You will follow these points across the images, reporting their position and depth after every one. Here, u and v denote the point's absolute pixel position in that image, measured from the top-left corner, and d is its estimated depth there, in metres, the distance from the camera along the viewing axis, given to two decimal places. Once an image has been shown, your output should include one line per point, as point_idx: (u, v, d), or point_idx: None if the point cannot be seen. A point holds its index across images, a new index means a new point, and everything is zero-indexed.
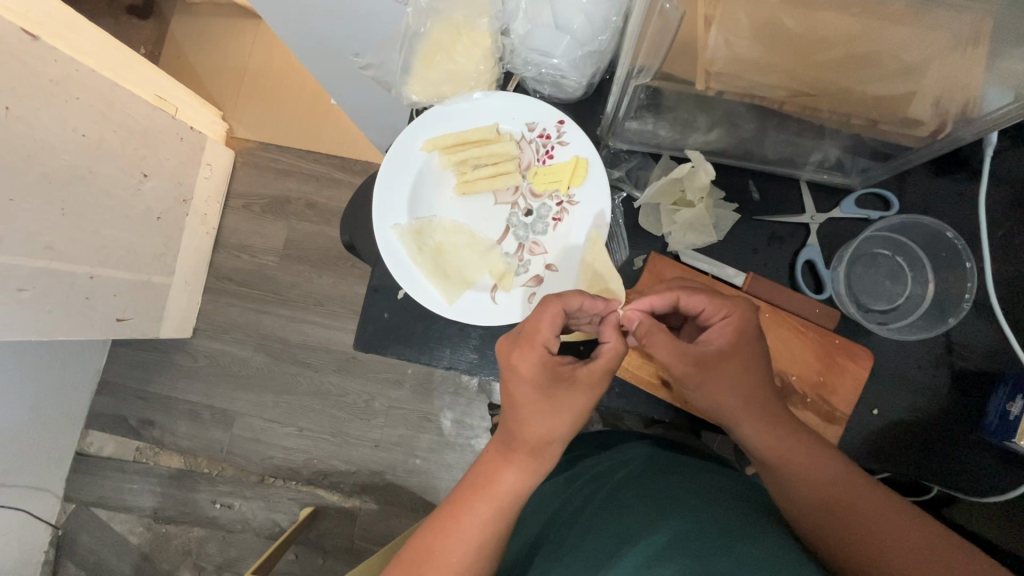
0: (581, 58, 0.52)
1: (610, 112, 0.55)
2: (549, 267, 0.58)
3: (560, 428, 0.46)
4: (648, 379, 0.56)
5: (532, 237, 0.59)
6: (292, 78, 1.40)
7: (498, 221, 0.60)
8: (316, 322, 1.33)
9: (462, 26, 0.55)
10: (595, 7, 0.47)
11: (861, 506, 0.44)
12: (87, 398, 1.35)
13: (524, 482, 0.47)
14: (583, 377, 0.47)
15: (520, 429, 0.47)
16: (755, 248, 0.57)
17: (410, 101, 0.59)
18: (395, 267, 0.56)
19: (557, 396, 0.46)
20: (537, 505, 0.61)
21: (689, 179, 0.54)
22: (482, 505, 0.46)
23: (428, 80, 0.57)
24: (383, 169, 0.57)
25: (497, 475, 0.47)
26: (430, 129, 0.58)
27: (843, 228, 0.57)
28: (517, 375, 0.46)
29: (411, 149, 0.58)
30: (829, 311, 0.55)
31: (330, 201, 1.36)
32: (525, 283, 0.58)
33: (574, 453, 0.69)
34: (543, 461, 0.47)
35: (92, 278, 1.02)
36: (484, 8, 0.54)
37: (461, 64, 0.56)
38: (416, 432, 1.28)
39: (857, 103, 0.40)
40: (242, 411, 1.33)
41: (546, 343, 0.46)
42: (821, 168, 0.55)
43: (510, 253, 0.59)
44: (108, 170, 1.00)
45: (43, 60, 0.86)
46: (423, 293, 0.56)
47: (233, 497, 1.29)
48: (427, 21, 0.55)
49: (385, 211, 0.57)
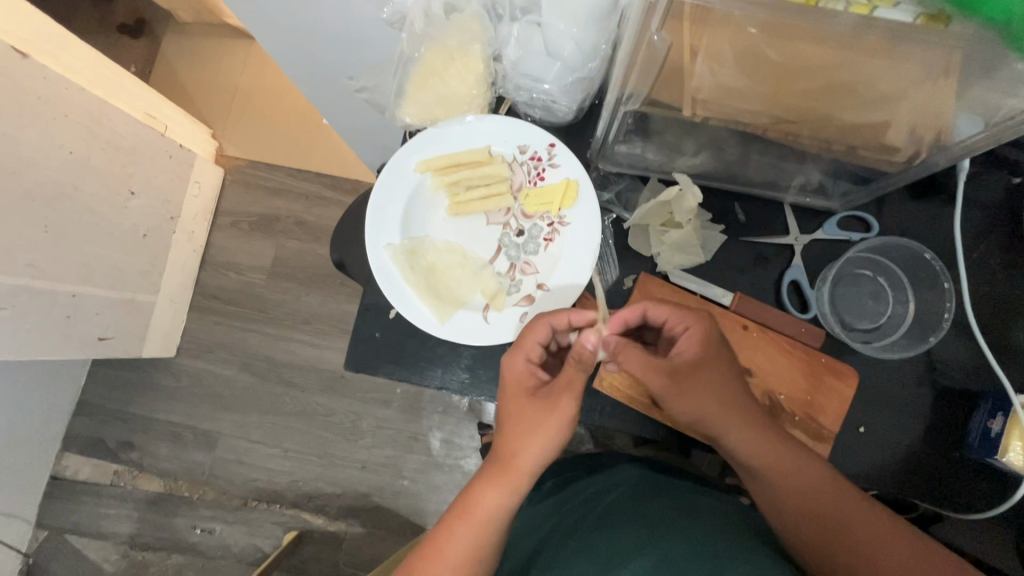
0: (571, 84, 0.52)
1: (600, 136, 0.56)
2: (541, 287, 0.58)
3: (531, 444, 0.47)
4: (640, 400, 0.56)
5: (524, 257, 0.59)
6: (285, 98, 1.41)
7: (490, 241, 0.60)
8: (302, 340, 1.32)
9: (455, 51, 0.55)
10: (585, 35, 0.46)
11: (843, 513, 0.45)
12: (65, 420, 1.31)
13: (497, 503, 0.46)
14: (561, 385, 0.48)
15: (498, 440, 0.49)
16: (743, 268, 0.58)
17: (403, 123, 0.60)
18: (389, 289, 0.56)
19: (527, 407, 0.48)
20: (526, 527, 0.60)
21: (677, 202, 0.56)
22: (459, 528, 0.46)
23: (421, 104, 0.58)
24: (377, 188, 0.58)
25: (479, 495, 0.47)
26: (423, 150, 0.58)
27: (829, 249, 0.58)
28: (504, 384, 0.51)
29: (405, 169, 0.58)
30: (814, 330, 0.56)
31: (320, 219, 1.36)
32: (517, 303, 0.57)
33: (565, 476, 0.68)
34: (518, 481, 0.47)
35: (74, 296, 1.01)
36: (477, 34, 0.54)
37: (453, 88, 0.57)
38: (404, 453, 1.26)
39: (836, 129, 0.41)
40: (225, 432, 1.30)
41: (529, 351, 0.51)
42: (805, 191, 0.57)
43: (502, 273, 0.59)
44: (94, 188, 0.99)
45: (32, 78, 0.86)
46: (415, 311, 0.56)
47: (214, 521, 1.26)
48: (421, 47, 0.55)
49: (379, 230, 0.57)
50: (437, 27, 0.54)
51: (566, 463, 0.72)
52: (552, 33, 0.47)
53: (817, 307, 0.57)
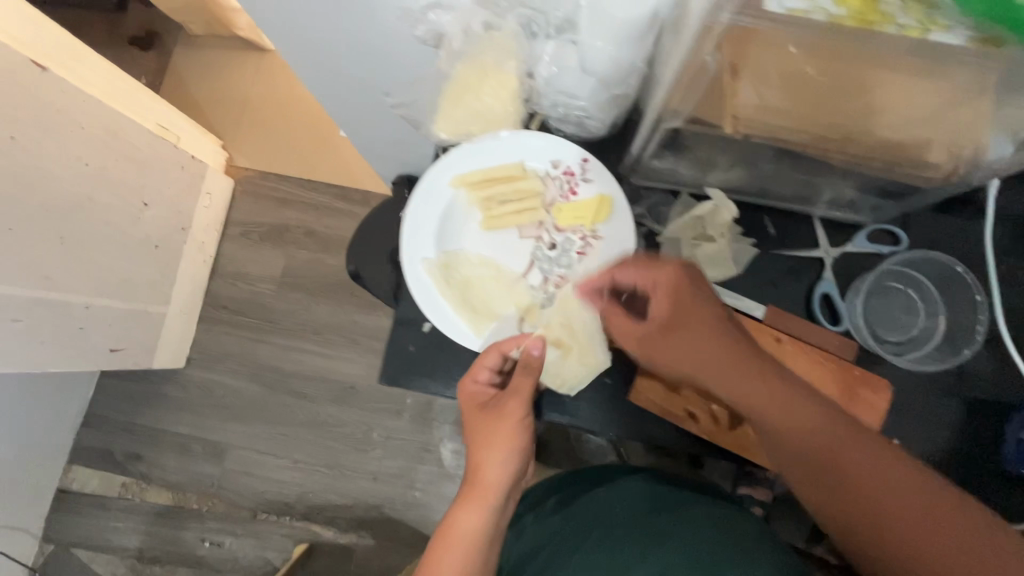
0: (606, 98, 0.52)
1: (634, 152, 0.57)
2: (577, 300, 0.59)
3: (492, 458, 0.53)
4: (678, 414, 0.56)
5: (557, 270, 0.60)
6: (295, 109, 1.42)
7: (523, 255, 0.61)
8: (312, 351, 1.31)
9: (490, 67, 0.54)
10: (623, 51, 0.44)
11: (847, 463, 0.45)
12: (72, 432, 1.30)
13: (473, 519, 0.51)
14: (507, 403, 0.54)
15: (467, 462, 0.54)
16: (774, 281, 0.59)
17: (437, 138, 0.60)
18: (426, 304, 0.57)
19: (483, 424, 0.54)
20: (533, 548, 0.62)
21: (710, 216, 0.57)
22: (444, 549, 0.50)
23: (455, 118, 0.58)
24: (412, 203, 0.58)
25: (454, 519, 0.51)
26: (457, 166, 0.59)
27: (858, 263, 0.58)
28: (463, 408, 0.56)
29: (440, 185, 0.59)
30: (849, 342, 0.56)
31: (331, 229, 1.36)
32: (554, 317, 0.59)
33: (569, 491, 0.69)
34: (489, 496, 0.52)
35: (87, 307, 1.01)
36: (512, 52, 0.53)
37: (487, 103, 0.57)
38: (415, 463, 1.25)
39: (872, 150, 0.40)
40: (234, 443, 1.29)
41: (479, 375, 0.55)
42: (835, 206, 0.57)
43: (536, 286, 0.60)
44: (108, 199, 0.99)
45: (50, 91, 0.86)
46: (453, 326, 0.57)
47: (223, 534, 1.25)
48: (457, 63, 0.53)
49: (415, 245, 0.58)
50: (473, 44, 0.52)
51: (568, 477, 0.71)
52: (589, 51, 0.45)
53: (851, 321, 0.57)
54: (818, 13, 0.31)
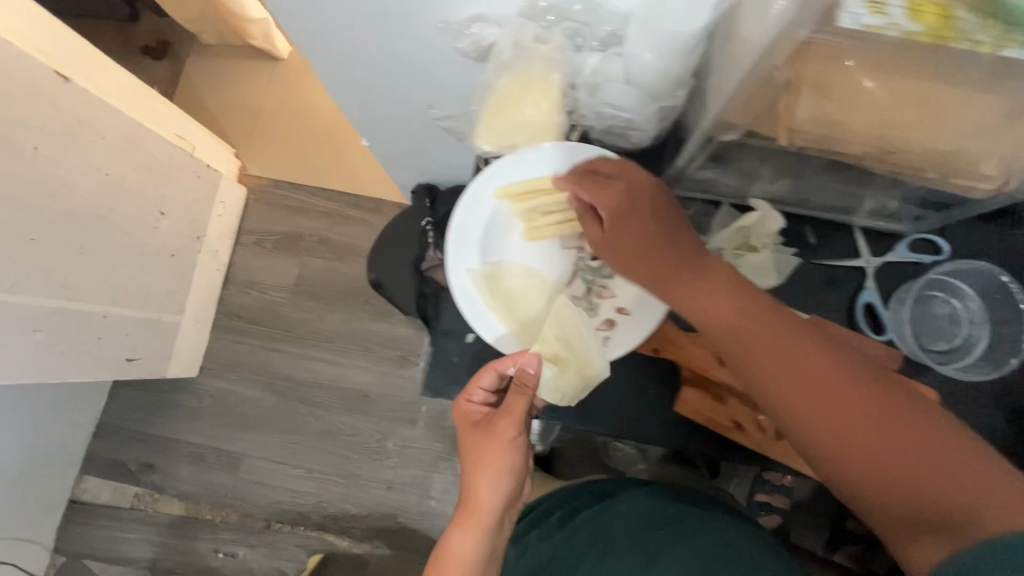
0: (653, 109, 0.52)
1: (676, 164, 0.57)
2: (621, 311, 0.59)
3: (484, 481, 0.55)
4: (724, 424, 0.61)
5: (600, 280, 0.60)
6: (309, 118, 1.43)
7: (565, 265, 0.61)
8: (326, 359, 1.31)
9: (534, 80, 0.53)
10: (671, 63, 0.44)
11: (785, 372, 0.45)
12: (84, 441, 1.30)
13: (466, 540, 0.54)
14: (497, 424, 0.55)
15: (462, 483, 0.57)
16: (813, 291, 0.59)
17: (481, 151, 0.59)
18: (470, 314, 0.58)
19: (475, 446, 0.56)
20: (540, 563, 0.64)
21: (756, 226, 0.57)
22: (440, 567, 0.54)
23: (498, 131, 0.57)
24: (457, 214, 0.59)
25: (450, 540, 0.55)
26: (501, 177, 0.59)
27: (900, 271, 0.59)
28: (460, 428, 0.59)
29: (483, 196, 0.59)
30: (892, 351, 0.55)
31: (344, 237, 1.36)
32: (597, 327, 0.58)
33: (573, 507, 0.71)
34: (482, 518, 0.55)
35: (105, 317, 1.01)
36: (556, 65, 0.53)
37: (530, 115, 0.55)
38: (430, 472, 1.24)
39: (926, 159, 0.41)
40: (248, 453, 1.28)
41: (473, 395, 0.59)
42: (875, 215, 0.58)
43: (579, 297, 0.60)
44: (126, 209, 0.99)
45: (74, 101, 0.86)
46: (498, 336, 0.58)
47: (236, 545, 1.24)
48: (500, 76, 0.54)
49: (460, 256, 0.59)
50: (516, 57, 0.52)
51: (568, 493, 0.74)
52: (634, 62, 0.46)
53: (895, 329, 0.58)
54: (892, 30, 0.29)
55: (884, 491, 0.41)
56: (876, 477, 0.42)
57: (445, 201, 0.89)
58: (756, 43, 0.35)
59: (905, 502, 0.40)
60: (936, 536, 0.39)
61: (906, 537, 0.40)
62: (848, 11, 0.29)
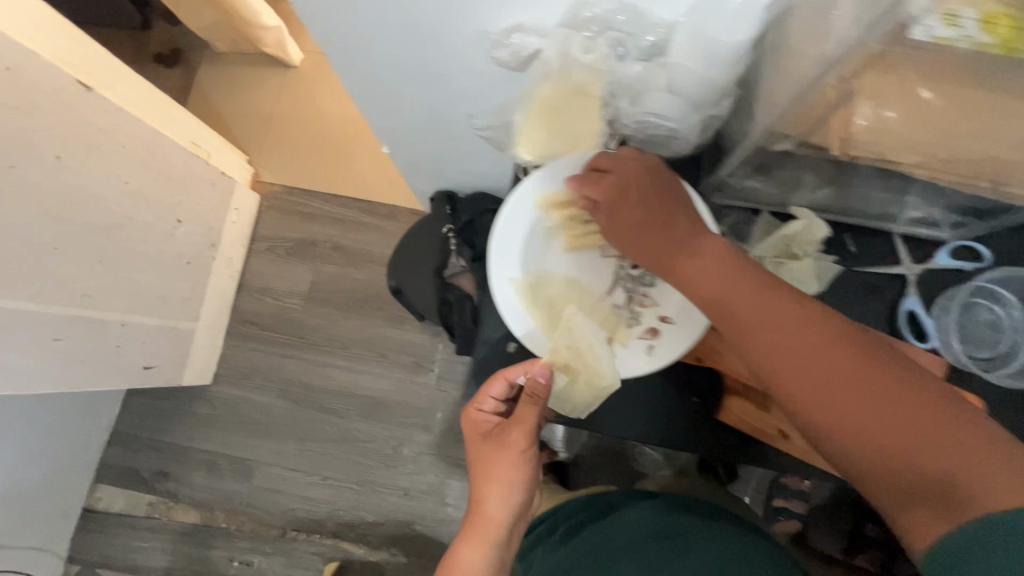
0: (696, 116, 0.53)
1: (720, 174, 0.59)
2: (665, 320, 0.58)
3: (494, 491, 0.55)
4: (770, 431, 0.61)
5: (640, 290, 0.60)
6: (322, 125, 1.43)
7: (606, 274, 0.61)
8: (341, 366, 1.31)
9: (576, 89, 0.54)
10: (715, 70, 0.47)
11: (770, 337, 0.44)
12: (98, 450, 1.29)
13: (475, 553, 0.54)
14: (509, 436, 0.56)
15: (472, 494, 0.57)
16: (854, 300, 0.59)
17: (520, 161, 0.60)
18: (512, 321, 0.59)
19: (485, 455, 0.56)
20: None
21: (801, 234, 0.57)
22: None
23: (538, 140, 0.57)
24: (499, 224, 0.59)
25: (460, 553, 0.54)
26: (544, 187, 0.59)
27: (942, 278, 0.58)
28: (469, 438, 0.59)
29: (526, 205, 0.59)
30: (940, 359, 0.53)
31: (358, 243, 1.36)
32: (641, 336, 0.58)
33: (578, 521, 0.71)
34: (492, 530, 0.55)
35: (123, 326, 1.00)
36: (598, 75, 0.53)
37: (571, 124, 0.56)
38: (446, 479, 1.24)
39: (980, 167, 0.43)
40: (263, 460, 1.28)
41: (483, 404, 0.59)
42: (916, 221, 0.57)
43: (621, 305, 0.60)
44: (145, 217, 0.99)
45: (97, 111, 0.87)
46: (539, 345, 0.58)
47: (252, 553, 1.24)
48: (540, 87, 0.54)
49: (502, 264, 0.59)
50: (557, 68, 0.52)
51: (572, 506, 0.75)
52: (679, 70, 0.48)
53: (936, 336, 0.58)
54: (963, 42, 0.33)
55: (869, 456, 0.40)
56: (875, 459, 0.39)
57: (464, 209, 0.89)
58: (823, 54, 0.37)
59: (898, 480, 0.38)
60: (937, 512, 0.37)
61: (902, 513, 0.39)
62: (920, 26, 0.33)
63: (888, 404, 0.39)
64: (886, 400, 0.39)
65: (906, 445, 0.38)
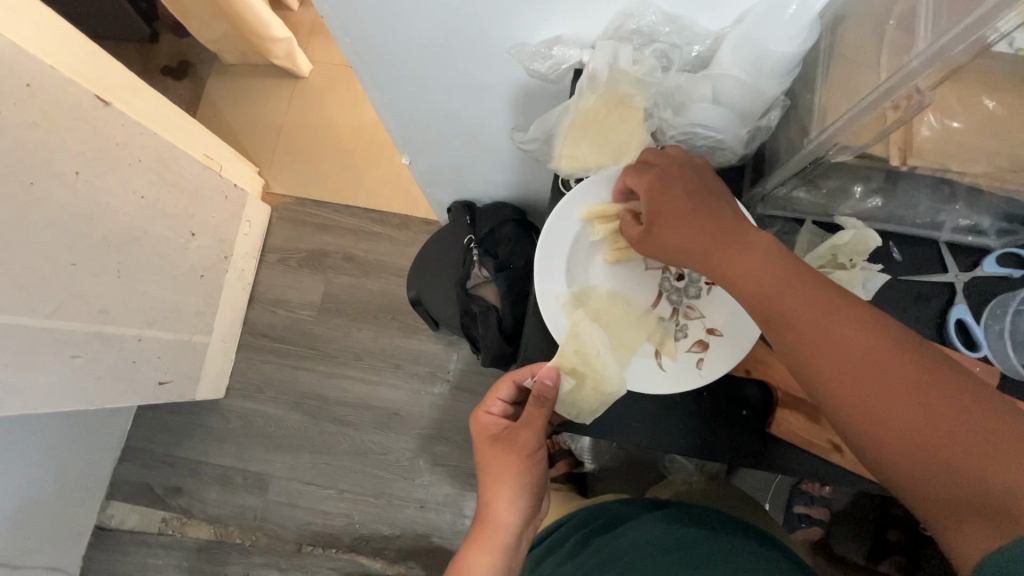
0: (741, 126, 0.54)
1: (767, 186, 0.58)
2: (712, 331, 0.57)
3: (502, 495, 0.54)
4: (821, 445, 0.55)
5: (686, 301, 0.59)
6: (332, 136, 1.43)
7: (650, 286, 0.60)
8: (356, 377, 1.30)
9: (619, 101, 0.55)
10: (754, 78, 0.50)
11: (821, 330, 0.40)
12: (110, 466, 1.28)
13: (482, 557, 0.53)
14: (517, 439, 0.55)
15: (479, 498, 0.56)
16: (903, 308, 0.57)
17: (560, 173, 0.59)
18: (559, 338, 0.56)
19: (493, 458, 0.55)
20: None
21: (848, 243, 0.55)
22: None
23: (579, 155, 0.57)
24: (541, 240, 0.57)
25: (467, 559, 0.53)
26: (587, 198, 0.57)
27: (990, 287, 0.56)
28: (476, 441, 0.58)
29: (569, 218, 0.57)
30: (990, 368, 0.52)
31: (370, 253, 1.35)
32: (690, 349, 0.56)
33: (588, 531, 0.69)
34: (500, 534, 0.54)
35: (139, 341, 0.99)
36: (641, 87, 0.55)
37: (614, 136, 0.56)
38: (463, 490, 1.23)
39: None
40: (278, 474, 1.26)
41: (491, 407, 0.59)
42: (962, 229, 0.57)
43: (666, 317, 0.59)
44: (160, 230, 0.99)
45: (113, 125, 0.86)
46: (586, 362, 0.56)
47: (267, 569, 1.21)
48: (583, 100, 0.56)
49: (546, 280, 0.57)
50: (602, 80, 0.55)
51: (582, 518, 0.74)
52: (720, 77, 0.51)
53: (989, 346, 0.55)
54: None
55: (918, 463, 0.36)
56: (928, 468, 0.36)
57: (484, 220, 0.90)
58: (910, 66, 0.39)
59: (951, 489, 0.35)
60: (988, 527, 0.33)
61: (952, 529, 0.35)
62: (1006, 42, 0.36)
63: (951, 410, 0.36)
64: (948, 404, 0.36)
65: (970, 452, 0.35)
